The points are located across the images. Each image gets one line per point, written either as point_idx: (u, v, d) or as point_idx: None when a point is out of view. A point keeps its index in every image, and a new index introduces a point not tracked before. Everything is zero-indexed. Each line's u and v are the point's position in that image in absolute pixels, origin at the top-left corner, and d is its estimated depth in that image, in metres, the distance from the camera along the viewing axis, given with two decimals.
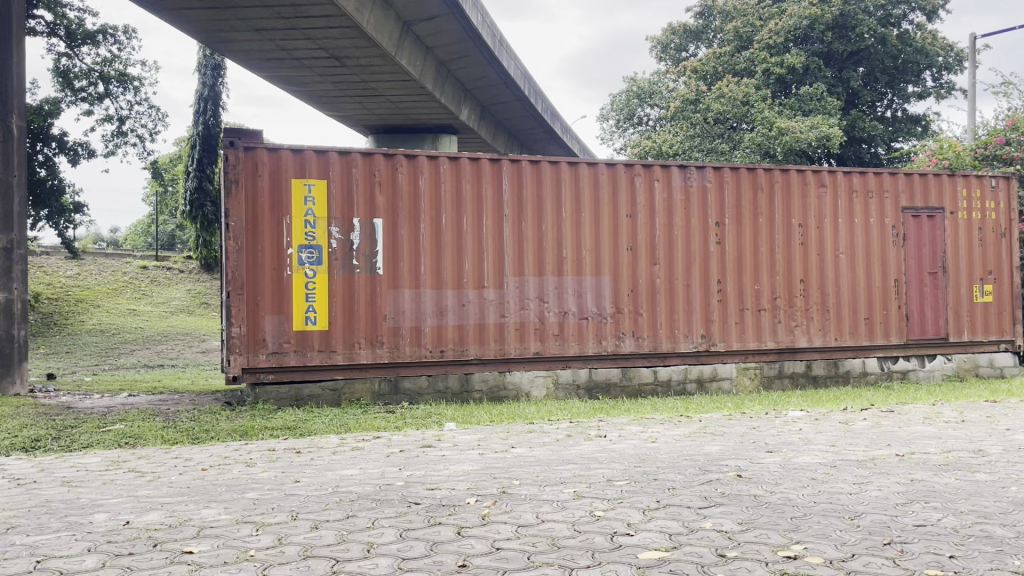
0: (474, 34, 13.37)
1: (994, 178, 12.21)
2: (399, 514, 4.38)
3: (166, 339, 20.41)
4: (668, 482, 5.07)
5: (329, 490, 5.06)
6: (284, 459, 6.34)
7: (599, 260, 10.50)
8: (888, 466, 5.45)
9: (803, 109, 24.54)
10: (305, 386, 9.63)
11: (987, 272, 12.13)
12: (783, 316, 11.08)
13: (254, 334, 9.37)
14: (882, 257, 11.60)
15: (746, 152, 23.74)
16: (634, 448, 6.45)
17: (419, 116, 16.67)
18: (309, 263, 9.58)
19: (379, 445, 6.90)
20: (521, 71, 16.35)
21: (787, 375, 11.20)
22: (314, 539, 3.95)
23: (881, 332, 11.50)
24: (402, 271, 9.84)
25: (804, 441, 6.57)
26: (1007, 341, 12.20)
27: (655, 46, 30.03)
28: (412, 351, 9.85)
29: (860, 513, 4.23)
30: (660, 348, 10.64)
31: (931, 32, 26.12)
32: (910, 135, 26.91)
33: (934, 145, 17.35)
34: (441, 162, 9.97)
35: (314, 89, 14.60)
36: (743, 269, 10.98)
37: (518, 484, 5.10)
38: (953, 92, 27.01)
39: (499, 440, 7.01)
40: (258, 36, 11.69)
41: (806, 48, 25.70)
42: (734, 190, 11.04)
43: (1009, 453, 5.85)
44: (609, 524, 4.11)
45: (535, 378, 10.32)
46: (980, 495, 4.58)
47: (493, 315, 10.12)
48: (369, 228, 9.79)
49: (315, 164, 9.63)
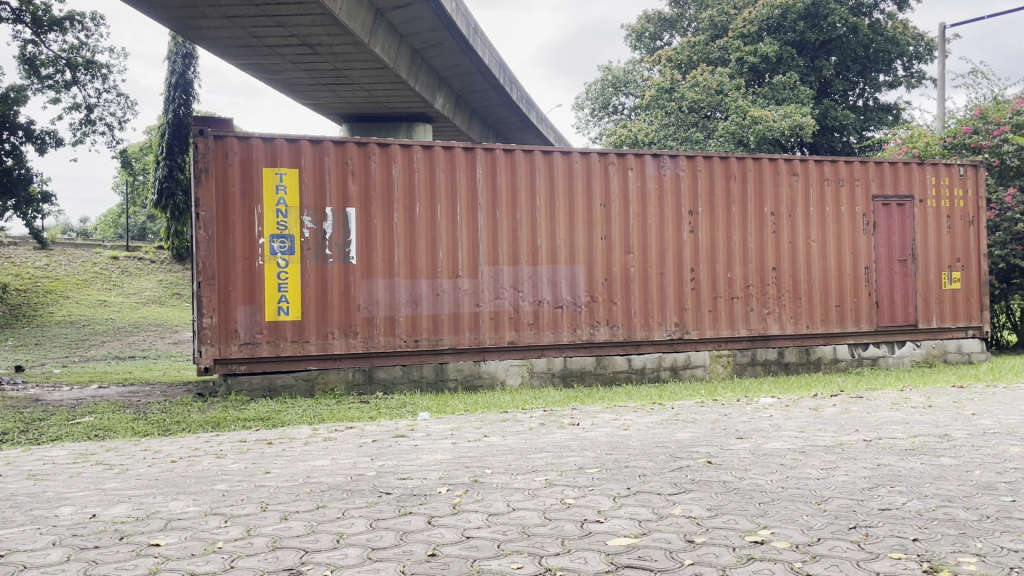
0: (448, 22, 13.28)
1: (963, 166, 12.38)
2: (369, 504, 4.35)
3: (138, 330, 20.16)
4: (640, 469, 5.10)
5: (299, 481, 5.02)
6: (254, 451, 6.29)
7: (574, 248, 10.52)
8: (855, 451, 5.52)
9: (776, 99, 24.62)
10: (278, 376, 9.54)
11: (956, 260, 12.32)
12: (756, 304, 11.17)
13: (226, 325, 9.28)
14: (853, 244, 11.71)
15: (719, 141, 23.75)
16: (607, 435, 6.47)
17: (393, 105, 16.54)
18: (280, 252, 9.51)
19: (352, 435, 6.88)
20: (495, 58, 16.25)
21: (759, 362, 11.29)
22: (283, 530, 3.92)
23: (851, 319, 11.62)
24: (375, 261, 9.79)
25: (774, 427, 6.63)
26: (975, 327, 12.41)
27: (630, 35, 30.07)
28: (386, 341, 9.80)
29: (827, 497, 4.28)
30: (634, 336, 10.69)
31: (902, 21, 26.35)
32: (881, 124, 27.19)
33: (904, 135, 17.50)
34: (414, 151, 9.92)
35: (286, 77, 14.44)
36: (716, 258, 11.04)
37: (490, 472, 5.11)
38: (924, 81, 27.28)
39: (472, 429, 7.00)
40: (229, 23, 11.54)
41: (778, 37, 25.67)
42: (707, 178, 11.08)
43: (974, 437, 5.93)
44: (579, 511, 4.12)
45: (510, 367, 10.30)
46: (945, 479, 4.65)
47: (467, 304, 10.10)
48: (341, 217, 9.72)
49: (286, 152, 9.53)
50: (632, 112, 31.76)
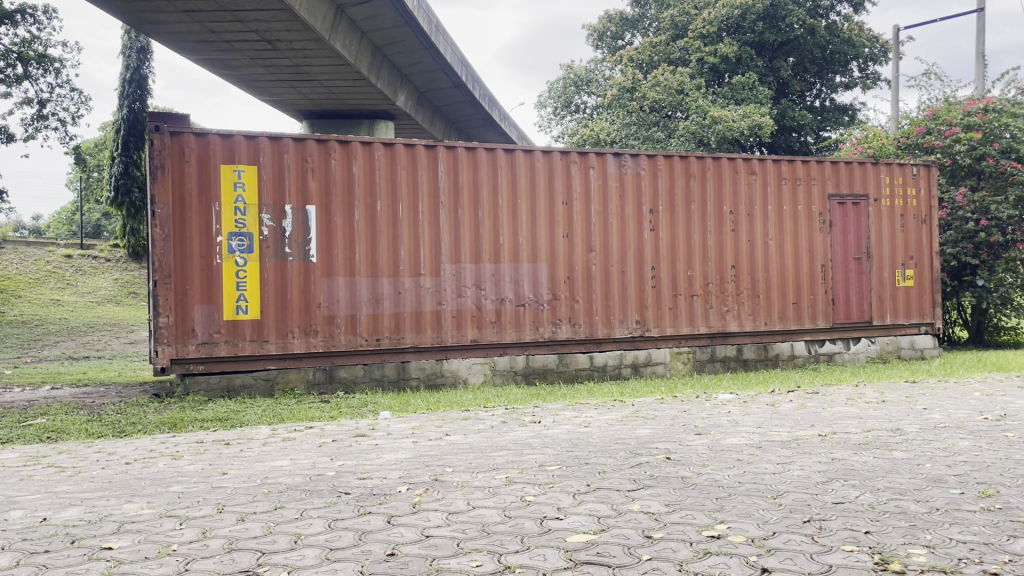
0: (409, 18, 13.21)
1: (915, 166, 12.65)
2: (328, 504, 4.32)
3: (92, 330, 19.73)
4: (600, 466, 5.13)
5: (257, 482, 4.97)
6: (211, 452, 6.20)
7: (536, 246, 10.54)
8: (811, 446, 5.61)
9: (735, 99, 24.91)
10: (236, 375, 9.41)
11: (909, 257, 12.58)
12: (715, 302, 11.30)
13: (183, 324, 9.14)
14: (810, 241, 11.90)
15: (680, 141, 23.97)
16: (568, 432, 6.51)
17: (353, 101, 16.41)
18: (239, 250, 9.39)
19: (312, 435, 6.81)
20: (457, 55, 16.19)
21: (719, 358, 11.42)
22: (239, 532, 3.87)
23: (808, 316, 11.81)
24: (335, 259, 9.71)
25: (732, 423, 6.71)
26: (927, 324, 12.68)
27: (592, 34, 30.19)
28: (347, 340, 9.73)
29: (782, 492, 4.34)
30: (595, 334, 10.74)
31: (858, 23, 26.81)
32: (837, 124, 27.65)
33: (858, 135, 17.77)
34: (375, 148, 9.86)
35: (245, 73, 14.25)
36: (676, 256, 11.14)
37: (450, 471, 5.09)
38: (878, 82, 27.81)
39: (434, 428, 6.98)
40: (186, 18, 11.37)
41: (737, 38, 25.97)
42: (667, 177, 11.17)
43: (925, 431, 6.08)
44: (539, 509, 4.13)
45: (472, 365, 10.30)
46: (896, 473, 4.75)
47: (429, 303, 10.07)
48: (301, 214, 9.62)
49: (244, 149, 9.42)
50: (593, 112, 31.86)
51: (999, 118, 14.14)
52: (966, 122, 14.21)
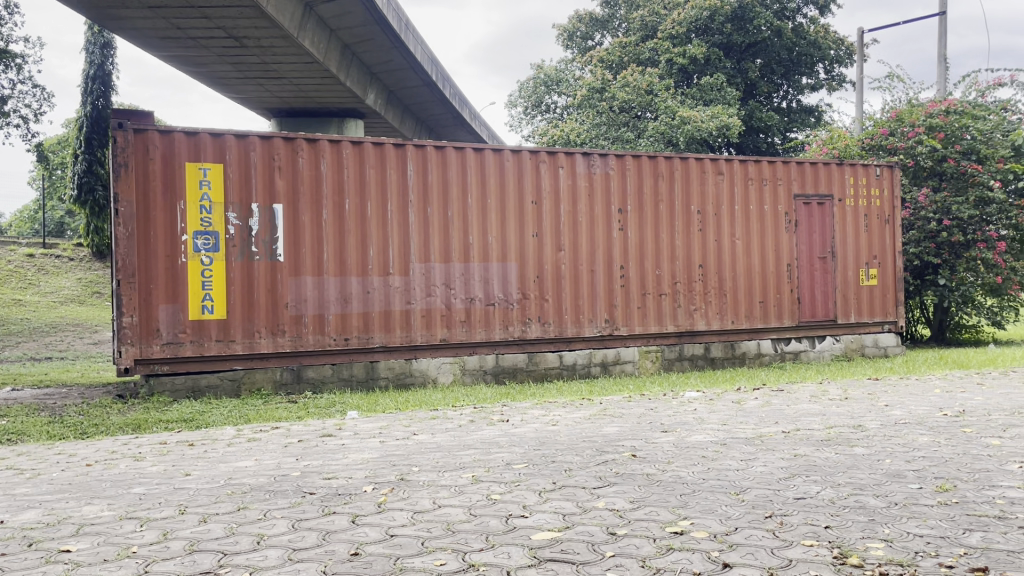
0: (379, 17, 13.16)
1: (879, 166, 12.84)
2: (292, 504, 4.29)
3: (55, 330, 19.40)
4: (566, 463, 5.15)
5: (220, 483, 4.92)
6: (175, 453, 6.13)
7: (505, 245, 10.55)
8: (774, 442, 5.67)
9: (703, 100, 25.12)
10: (202, 376, 9.30)
11: (873, 257, 12.77)
12: (683, 301, 11.39)
13: (147, 324, 9.03)
14: (776, 241, 12.04)
15: (650, 141, 24.11)
16: (535, 431, 6.52)
17: (322, 99, 16.29)
18: (204, 250, 9.29)
19: (277, 435, 6.75)
20: (427, 54, 16.14)
21: (686, 357, 11.52)
22: (201, 533, 3.83)
23: (775, 314, 11.94)
24: (303, 259, 9.63)
25: (698, 420, 6.77)
26: (890, 322, 12.88)
27: (562, 34, 30.29)
28: (315, 340, 9.66)
29: (745, 488, 4.39)
30: (565, 333, 10.77)
31: (824, 26, 27.16)
32: (803, 125, 28.00)
33: (823, 135, 18.00)
34: (343, 146, 9.80)
35: (212, 70, 14.09)
36: (645, 255, 11.21)
37: (416, 470, 5.07)
38: (844, 84, 28.19)
39: (401, 427, 6.96)
40: (151, 14, 11.21)
41: (706, 39, 26.17)
42: (636, 177, 11.23)
43: (886, 427, 6.17)
44: (504, 507, 4.14)
45: (441, 364, 10.28)
46: (857, 468, 4.82)
47: (398, 302, 10.03)
48: (268, 213, 9.54)
49: (210, 147, 9.31)
50: (563, 111, 31.91)
51: (959, 120, 14.40)
52: (929, 123, 14.45)
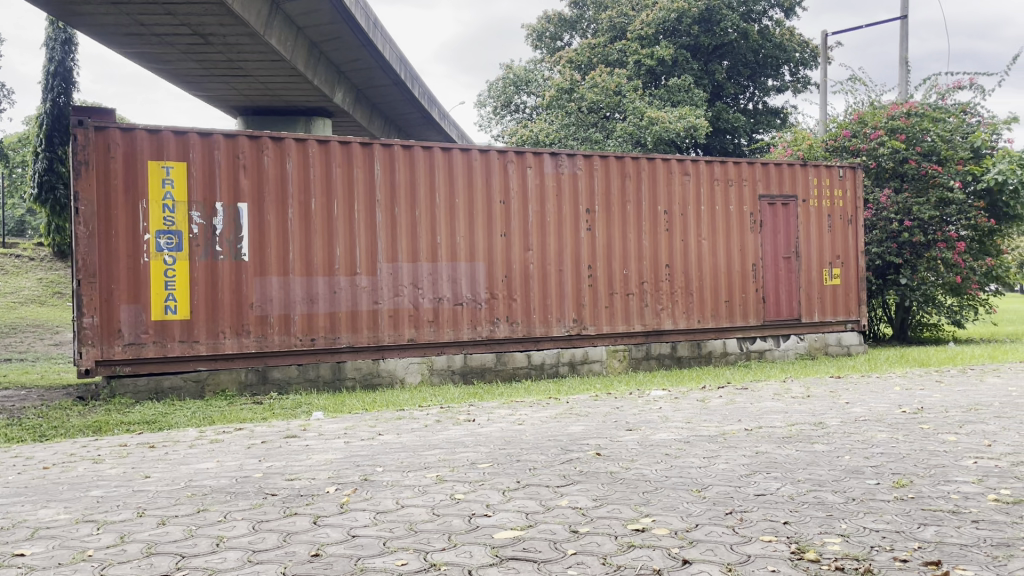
0: (347, 15, 13.09)
1: (842, 168, 13.02)
2: (253, 506, 4.25)
3: (14, 331, 19.02)
4: (531, 462, 5.16)
5: (181, 485, 4.85)
6: (136, 455, 6.04)
7: (473, 245, 10.54)
8: (736, 440, 5.72)
9: (671, 100, 25.30)
10: (165, 377, 9.17)
11: (836, 257, 12.95)
12: (650, 300, 11.46)
13: (109, 324, 8.89)
14: (742, 241, 12.16)
15: (618, 141, 24.24)
16: (501, 430, 6.52)
17: (289, 98, 16.15)
18: (167, 249, 9.16)
19: (241, 436, 6.68)
20: (395, 53, 16.09)
21: (653, 356, 11.59)
22: (159, 535, 3.78)
23: (740, 313, 12.07)
24: (268, 258, 9.55)
25: (663, 418, 6.82)
26: (853, 321, 13.07)
27: (531, 34, 30.36)
28: (281, 341, 9.58)
29: (706, 485, 4.43)
30: (533, 332, 10.79)
31: (789, 28, 27.49)
32: (769, 127, 28.32)
33: (788, 137, 18.23)
34: (309, 145, 9.73)
35: (176, 67, 13.90)
36: (613, 255, 11.26)
37: (381, 471, 5.05)
38: (809, 86, 28.55)
39: (366, 428, 6.92)
40: (114, 10, 11.04)
41: (674, 41, 26.30)
42: (603, 177, 11.28)
43: (846, 424, 6.27)
44: (468, 506, 4.13)
45: (409, 365, 10.23)
46: (817, 464, 4.89)
47: (365, 302, 9.98)
48: (232, 212, 9.44)
49: (173, 145, 9.18)
50: (533, 112, 31.97)
51: (921, 122, 14.65)
52: (890, 126, 14.69)
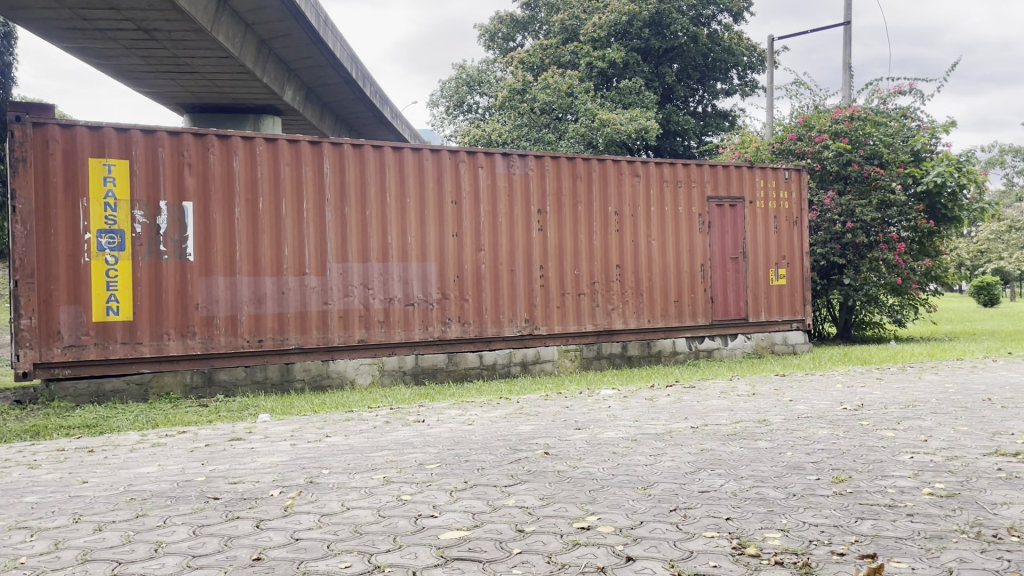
0: (297, 12, 12.93)
1: (787, 170, 13.27)
2: (194, 510, 4.17)
3: None
4: (479, 462, 5.16)
5: (119, 490, 4.74)
6: (74, 459, 5.87)
7: (425, 244, 10.49)
8: (682, 437, 5.80)
9: (622, 102, 25.52)
10: (107, 379, 8.94)
11: (782, 258, 13.20)
12: (601, 300, 11.54)
13: (47, 326, 8.65)
14: (690, 241, 12.32)
15: (570, 142, 24.37)
16: (450, 431, 6.50)
17: (236, 95, 15.89)
18: (109, 249, 8.95)
19: (184, 440, 6.55)
20: (347, 51, 15.94)
21: (604, 355, 11.67)
22: (96, 541, 3.68)
23: (689, 313, 12.23)
24: (214, 258, 9.37)
25: (611, 417, 6.87)
26: (798, 320, 13.33)
27: (484, 35, 30.40)
28: (227, 342, 9.41)
29: (652, 483, 4.48)
30: (485, 333, 10.77)
31: (737, 33, 27.93)
32: (718, 129, 28.76)
33: (735, 139, 18.55)
34: (257, 143, 9.58)
35: (120, 62, 13.58)
36: (564, 255, 11.32)
37: (326, 473, 4.99)
38: (756, 90, 29.05)
39: (314, 430, 6.84)
40: (54, 3, 10.73)
41: (625, 43, 26.51)
42: (555, 177, 11.32)
43: (789, 421, 6.39)
44: (414, 507, 4.11)
45: (359, 366, 10.14)
46: (760, 461, 4.97)
47: (315, 303, 9.87)
48: (176, 211, 9.25)
49: (115, 142, 8.97)
50: (486, 112, 31.99)
51: (863, 126, 15.01)
52: (834, 129, 15.02)
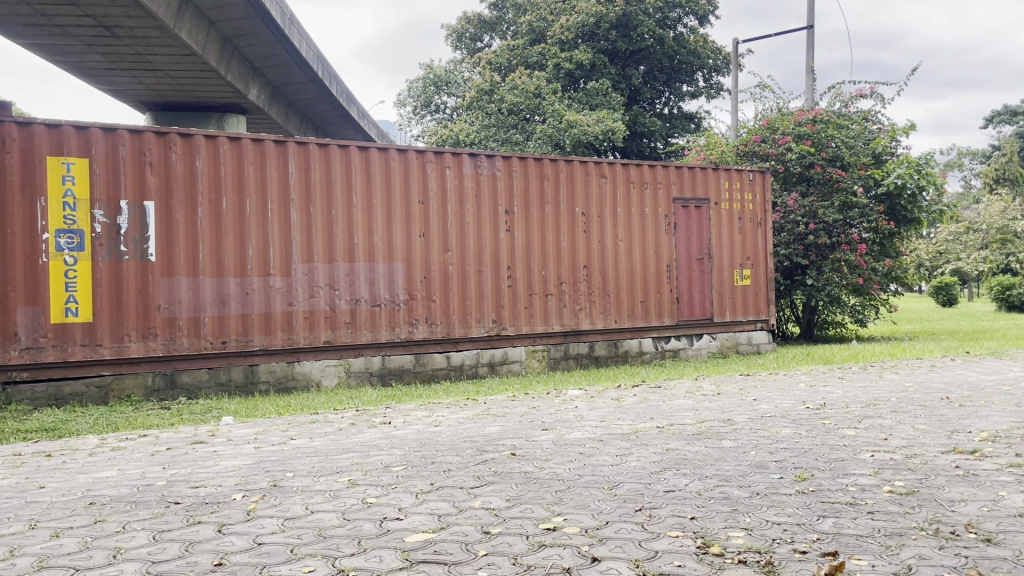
0: (262, 10, 12.79)
1: (751, 172, 13.42)
2: (154, 515, 4.10)
3: None
4: (445, 464, 5.13)
5: (77, 495, 4.64)
6: (30, 464, 5.75)
7: (391, 245, 10.43)
8: (648, 437, 5.83)
9: (590, 104, 25.61)
10: (65, 382, 8.74)
11: (746, 258, 13.33)
12: (568, 301, 11.57)
13: (4, 328, 8.46)
14: (656, 242, 12.40)
15: (538, 143, 24.39)
16: (416, 432, 6.47)
17: (200, 93, 15.68)
18: (68, 249, 8.78)
19: (145, 443, 6.44)
20: (312, 50, 15.80)
21: (572, 356, 11.69)
22: (52, 548, 3.60)
23: (655, 314, 12.31)
24: (176, 259, 9.23)
25: (578, 417, 6.88)
26: (763, 320, 13.48)
27: (451, 35, 30.35)
28: (190, 344, 9.27)
29: (618, 483, 4.49)
30: (452, 334, 10.74)
31: (703, 36, 28.17)
32: (684, 131, 29.00)
33: (701, 141, 18.70)
34: (220, 142, 9.47)
35: (80, 59, 13.33)
36: (531, 255, 11.33)
37: (290, 476, 4.94)
38: (721, 92, 29.34)
39: (278, 432, 6.77)
40: None
41: (592, 45, 26.60)
42: (522, 178, 11.33)
43: (753, 420, 6.46)
44: (379, 510, 4.08)
45: (325, 367, 10.03)
46: (724, 460, 5.01)
47: (280, 304, 9.77)
48: (138, 210, 9.10)
49: (74, 141, 8.81)
50: (453, 112, 31.93)
51: (826, 129, 15.23)
52: (797, 132, 15.21)
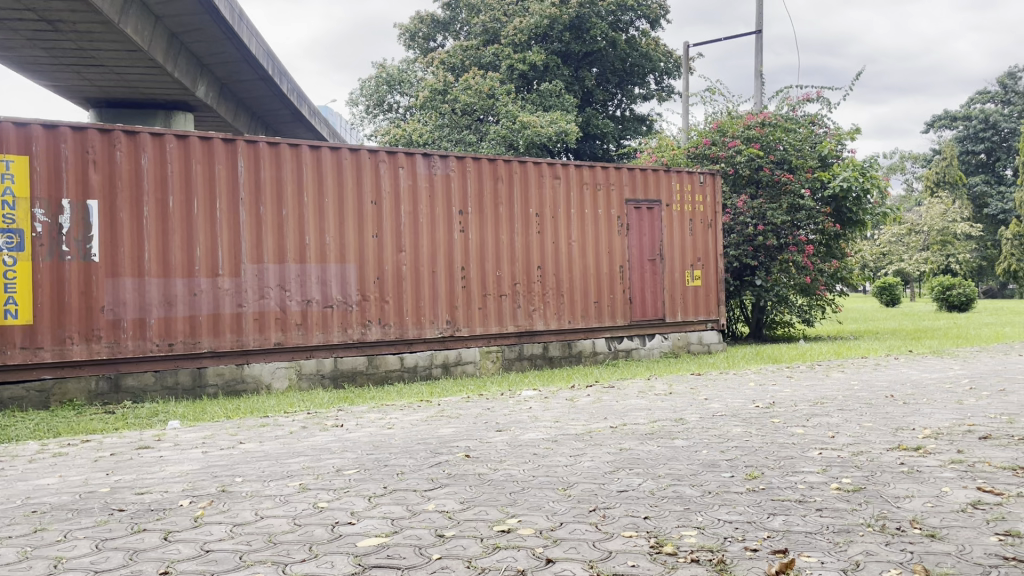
0: (210, 6, 12.56)
1: (702, 174, 13.59)
2: (97, 523, 3.98)
3: None
4: (398, 467, 5.09)
5: (16, 503, 4.49)
6: None
7: (343, 245, 10.31)
8: (601, 437, 5.85)
9: (543, 105, 25.68)
10: (5, 387, 8.50)
11: (697, 259, 13.49)
12: (522, 301, 11.58)
13: None
14: (610, 243, 12.47)
15: (492, 144, 24.37)
16: (369, 435, 6.41)
17: (146, 90, 15.33)
18: (7, 250, 8.54)
19: (88, 449, 6.26)
20: (263, 47, 15.56)
21: (526, 356, 11.71)
22: None
23: (608, 314, 12.38)
24: (121, 259, 9.00)
25: (532, 418, 6.88)
26: (713, 320, 13.64)
27: (404, 34, 30.17)
28: (135, 346, 9.04)
29: (571, 483, 4.50)
30: (406, 335, 10.66)
31: (654, 39, 28.47)
32: (636, 133, 29.26)
33: (653, 142, 18.87)
34: (167, 140, 9.27)
35: (19, 53, 12.93)
36: (485, 256, 11.31)
37: (240, 481, 4.85)
38: (672, 95, 29.69)
39: (227, 436, 6.64)
40: None
41: (545, 46, 26.69)
42: (476, 179, 11.31)
43: (704, 420, 6.53)
44: (331, 514, 4.02)
45: (275, 370, 9.88)
46: (676, 460, 5.05)
47: (229, 305, 9.59)
48: (80, 210, 8.85)
49: (13, 138, 8.57)
50: (406, 112, 31.74)
51: (774, 132, 15.50)
52: (747, 135, 15.44)
